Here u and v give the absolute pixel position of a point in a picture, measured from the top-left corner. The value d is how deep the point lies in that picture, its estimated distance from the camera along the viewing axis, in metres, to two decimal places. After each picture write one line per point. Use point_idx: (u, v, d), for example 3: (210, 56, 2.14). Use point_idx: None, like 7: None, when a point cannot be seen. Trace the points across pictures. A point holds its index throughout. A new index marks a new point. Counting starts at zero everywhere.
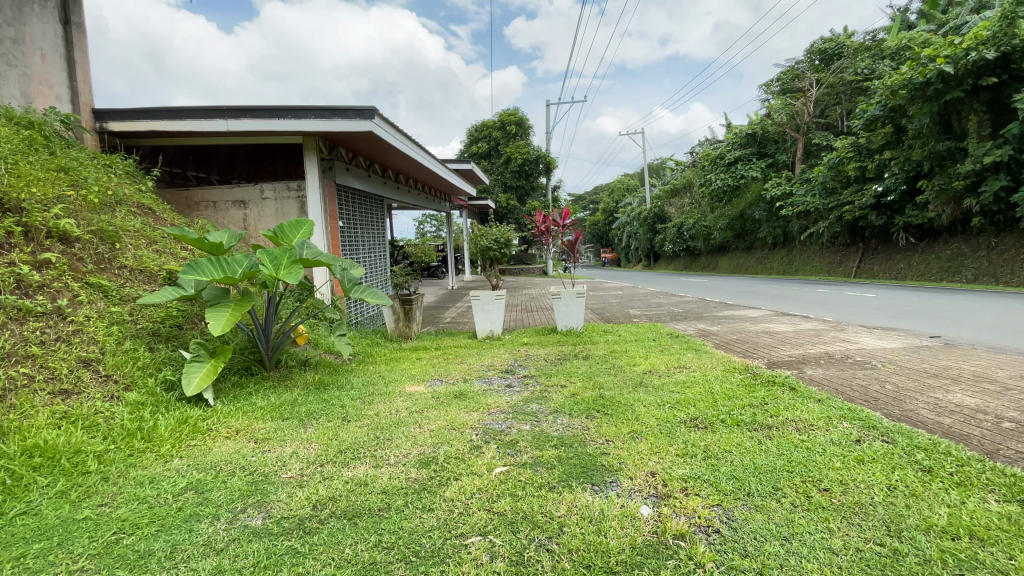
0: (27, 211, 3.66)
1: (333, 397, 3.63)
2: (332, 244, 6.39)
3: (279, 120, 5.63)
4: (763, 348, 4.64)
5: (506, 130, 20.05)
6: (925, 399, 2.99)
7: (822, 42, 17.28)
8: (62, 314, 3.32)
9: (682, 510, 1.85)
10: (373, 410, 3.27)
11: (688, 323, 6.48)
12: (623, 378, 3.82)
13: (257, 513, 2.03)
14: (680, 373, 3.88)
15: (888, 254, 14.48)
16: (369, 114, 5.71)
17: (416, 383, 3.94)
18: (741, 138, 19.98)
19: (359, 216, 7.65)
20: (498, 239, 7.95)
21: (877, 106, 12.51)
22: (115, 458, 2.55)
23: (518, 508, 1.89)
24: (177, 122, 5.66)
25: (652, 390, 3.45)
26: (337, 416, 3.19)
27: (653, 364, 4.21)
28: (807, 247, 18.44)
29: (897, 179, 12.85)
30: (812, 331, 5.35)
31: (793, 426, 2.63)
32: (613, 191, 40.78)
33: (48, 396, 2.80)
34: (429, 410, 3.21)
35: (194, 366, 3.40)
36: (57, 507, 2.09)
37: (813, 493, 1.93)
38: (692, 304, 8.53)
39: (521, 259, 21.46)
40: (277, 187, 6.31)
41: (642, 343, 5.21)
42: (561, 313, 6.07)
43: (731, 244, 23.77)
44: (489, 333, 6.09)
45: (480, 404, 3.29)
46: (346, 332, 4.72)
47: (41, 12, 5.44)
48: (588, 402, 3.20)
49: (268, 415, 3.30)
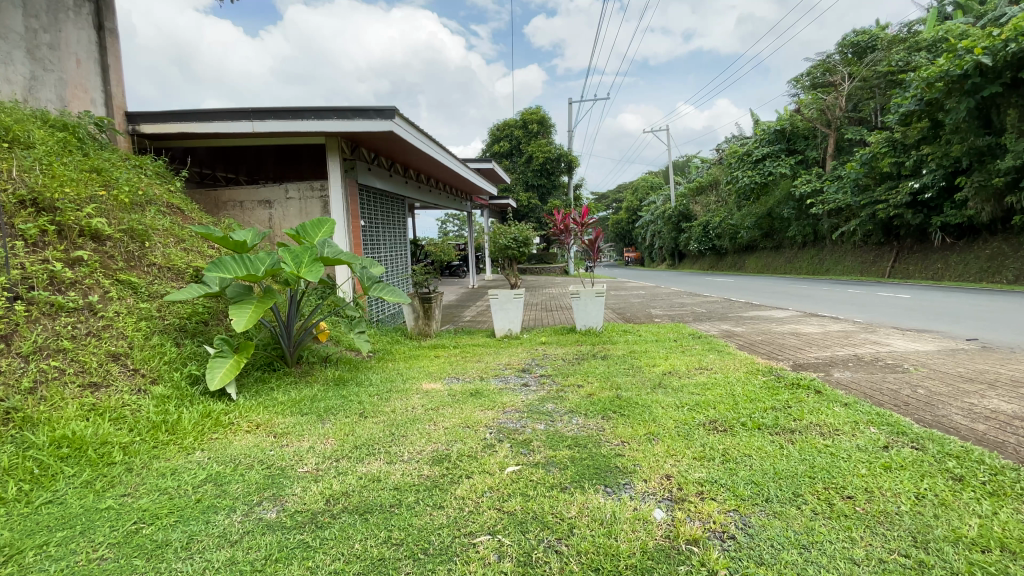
0: (61, 210, 3.80)
1: (351, 393, 3.66)
2: (354, 243, 6.48)
3: (303, 121, 5.73)
4: (788, 350, 4.51)
5: (529, 129, 20.06)
6: (959, 405, 2.86)
7: (854, 35, 16.86)
8: (93, 310, 3.43)
9: (697, 514, 1.80)
10: (390, 407, 3.29)
11: (711, 324, 6.35)
12: (641, 379, 3.76)
13: (272, 507, 2.05)
14: (701, 374, 3.79)
15: (924, 254, 13.97)
16: (389, 114, 5.76)
17: (433, 381, 3.95)
18: (769, 135, 19.63)
19: (380, 215, 7.72)
20: (517, 238, 7.88)
21: (913, 101, 12.04)
22: (140, 450, 2.63)
23: (528, 508, 1.87)
24: (206, 124, 5.82)
25: (671, 391, 3.40)
26: (355, 412, 3.21)
27: (673, 365, 4.12)
28: (838, 247, 17.91)
29: (935, 176, 12.32)
30: (840, 333, 5.18)
31: (817, 430, 2.55)
32: (637, 190, 40.40)
33: (78, 388, 2.90)
34: (444, 407, 3.23)
35: (218, 361, 3.49)
36: (82, 496, 2.17)
37: (836, 501, 1.85)
38: (716, 304, 8.36)
39: (542, 258, 21.39)
40: (301, 187, 6.43)
41: (662, 343, 5.13)
42: (579, 312, 6.01)
43: (759, 243, 23.28)
44: (507, 331, 6.08)
45: (495, 403, 3.28)
46: (365, 329, 4.77)
47: (76, 18, 5.65)
48: (605, 403, 3.17)
49: (288, 409, 3.36)
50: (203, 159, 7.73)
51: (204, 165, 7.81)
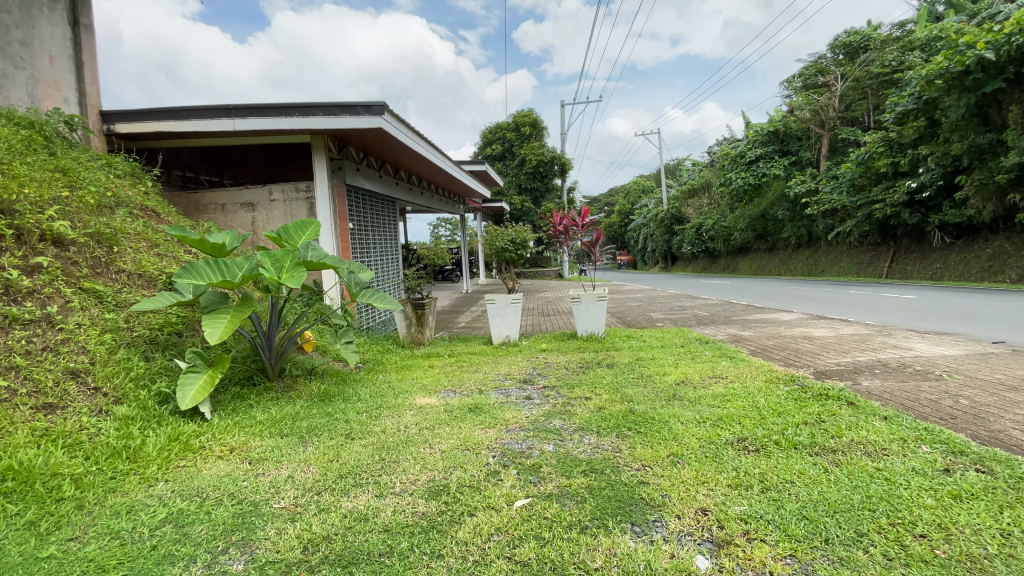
0: (19, 213, 3.45)
1: (338, 410, 3.34)
2: (342, 247, 6.16)
3: (287, 119, 5.42)
4: (806, 356, 4.25)
5: (521, 132, 19.85)
6: (1012, 418, 2.60)
7: (846, 36, 16.91)
8: (51, 321, 3.09)
9: (748, 563, 1.51)
10: (380, 426, 2.97)
11: (717, 328, 6.09)
12: (653, 389, 3.46)
13: (239, 555, 1.74)
14: (717, 384, 3.50)
15: (922, 254, 13.87)
16: (378, 110, 5.47)
17: (427, 395, 3.63)
18: (762, 135, 19.53)
19: (370, 217, 7.40)
20: (514, 240, 7.59)
21: (911, 99, 11.96)
22: (95, 482, 2.28)
23: (545, 557, 1.57)
24: (184, 122, 5.49)
25: (688, 403, 3.11)
26: (340, 433, 2.89)
27: (686, 374, 3.83)
28: (833, 248, 17.81)
29: (933, 175, 12.23)
30: (855, 337, 4.95)
31: (862, 451, 2.28)
32: (628, 193, 40.34)
33: (29, 411, 2.56)
34: (440, 426, 2.91)
35: (190, 377, 3.16)
36: (21, 542, 1.83)
37: (909, 542, 1.57)
38: (718, 307, 8.12)
39: (536, 262, 21.10)
40: (286, 188, 6.11)
41: (670, 350, 4.85)
42: (581, 317, 5.73)
43: (752, 245, 23.17)
44: (505, 338, 5.78)
45: (496, 420, 2.97)
46: (352, 339, 4.42)
47: (50, 14, 5.29)
48: (618, 419, 2.88)
49: (267, 430, 3.03)
50: (186, 161, 7.46)
51: (187, 167, 7.55)
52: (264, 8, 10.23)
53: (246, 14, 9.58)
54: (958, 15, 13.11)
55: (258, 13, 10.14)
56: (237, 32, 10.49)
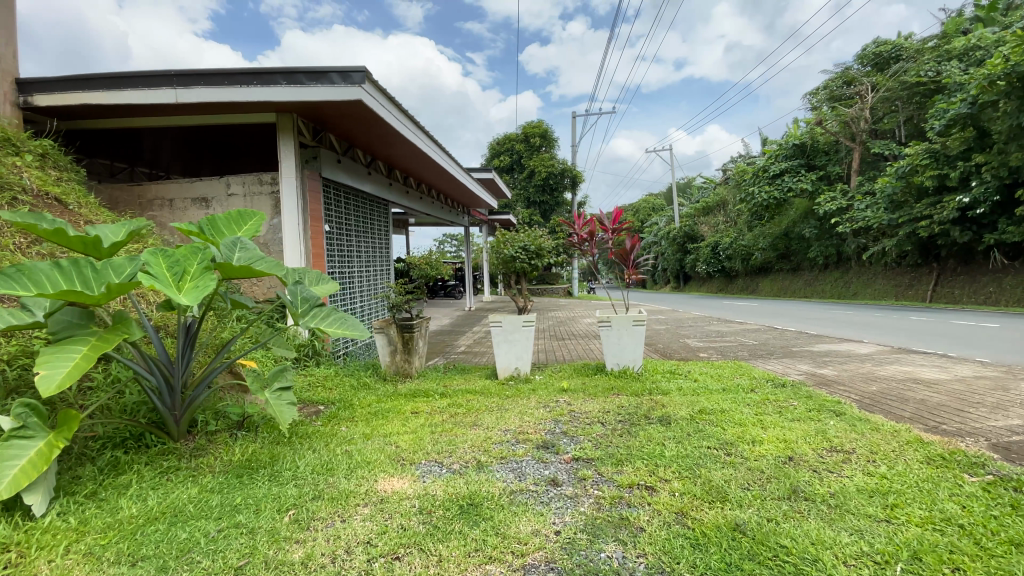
0: None
1: (248, 502, 2.09)
2: (312, 255, 4.96)
3: (243, 89, 4.29)
4: (947, 413, 2.98)
5: (530, 143, 18.88)
6: None
7: (874, 47, 15.98)
8: None
9: None
10: (301, 550, 1.71)
11: (783, 363, 4.83)
12: (748, 473, 2.22)
13: None
14: (851, 467, 2.24)
15: (972, 276, 12.62)
16: (358, 79, 4.27)
17: (397, 474, 2.34)
18: (787, 149, 18.33)
19: (354, 221, 6.22)
20: (527, 248, 6.37)
21: (962, 105, 10.85)
22: None
23: None
24: (116, 92, 4.38)
25: (830, 511, 1.85)
26: (227, 566, 1.63)
27: (788, 444, 2.55)
28: (866, 269, 16.50)
29: (988, 189, 10.90)
30: (986, 382, 3.67)
31: None
32: (637, 211, 39.22)
33: None
34: (404, 555, 1.65)
35: (14, 445, 1.94)
36: None
37: None
38: (768, 335, 6.84)
39: (544, 280, 19.87)
40: (246, 179, 4.96)
41: (736, 395, 3.62)
42: (610, 347, 4.49)
43: (773, 265, 21.84)
44: (513, 372, 4.54)
45: (506, 541, 1.72)
46: (293, 384, 2.91)
47: None
48: (724, 553, 1.61)
49: (114, 547, 1.78)
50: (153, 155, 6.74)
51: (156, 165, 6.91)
52: (272, 25, 9.36)
53: (249, 28, 8.89)
54: (998, 23, 12.06)
55: (266, 30, 9.26)
56: (247, 52, 9.77)
